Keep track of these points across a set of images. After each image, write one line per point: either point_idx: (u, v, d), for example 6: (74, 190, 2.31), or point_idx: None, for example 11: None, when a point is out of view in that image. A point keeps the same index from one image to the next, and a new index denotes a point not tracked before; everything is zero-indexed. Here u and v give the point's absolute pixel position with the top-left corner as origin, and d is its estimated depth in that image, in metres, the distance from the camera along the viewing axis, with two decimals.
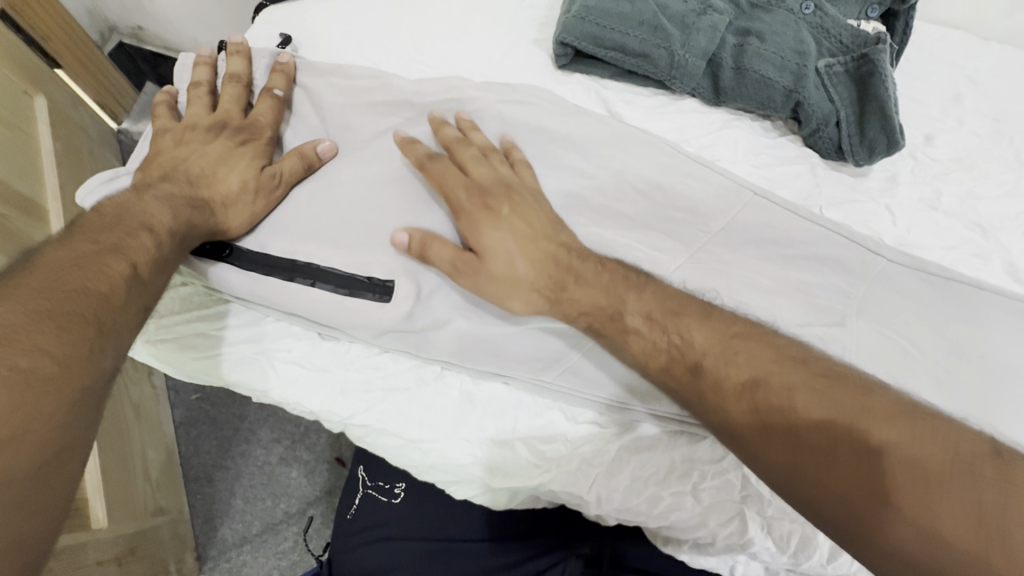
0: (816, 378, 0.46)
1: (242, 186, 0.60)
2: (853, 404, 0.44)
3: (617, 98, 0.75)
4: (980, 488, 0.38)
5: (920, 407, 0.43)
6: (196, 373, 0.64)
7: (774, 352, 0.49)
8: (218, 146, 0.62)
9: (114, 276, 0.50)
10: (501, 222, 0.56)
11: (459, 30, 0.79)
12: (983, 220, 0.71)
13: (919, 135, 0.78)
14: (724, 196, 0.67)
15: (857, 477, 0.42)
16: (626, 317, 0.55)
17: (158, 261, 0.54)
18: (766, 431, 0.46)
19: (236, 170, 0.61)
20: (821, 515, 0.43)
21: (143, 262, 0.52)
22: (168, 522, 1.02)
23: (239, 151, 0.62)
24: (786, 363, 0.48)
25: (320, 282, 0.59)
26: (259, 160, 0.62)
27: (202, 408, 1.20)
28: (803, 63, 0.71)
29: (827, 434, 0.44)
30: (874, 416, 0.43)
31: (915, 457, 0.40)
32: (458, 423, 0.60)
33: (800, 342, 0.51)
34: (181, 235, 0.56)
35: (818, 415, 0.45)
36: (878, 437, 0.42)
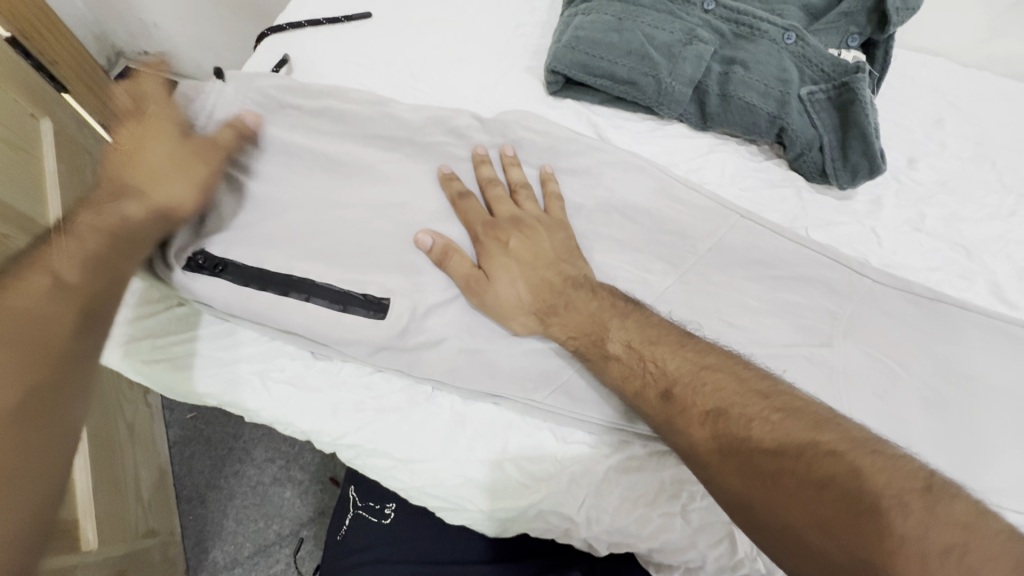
0: (773, 411, 0.47)
1: (183, 195, 0.60)
2: (809, 435, 0.45)
3: (607, 124, 0.78)
4: (925, 522, 0.38)
5: (873, 439, 0.44)
6: (190, 393, 0.64)
7: (740, 383, 0.50)
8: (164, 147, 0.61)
9: (37, 292, 0.51)
10: (507, 253, 0.61)
11: (454, 58, 0.82)
12: (967, 241, 0.73)
13: (902, 158, 0.80)
14: (711, 219, 0.68)
15: (819, 508, 0.41)
16: (608, 343, 0.56)
17: (90, 263, 0.54)
18: (729, 466, 0.47)
19: (178, 179, 0.60)
20: (782, 544, 0.43)
21: (68, 270, 0.53)
22: (159, 544, 1.01)
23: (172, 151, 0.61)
24: (749, 395, 0.49)
25: (315, 296, 0.60)
26: (207, 166, 0.62)
27: (197, 427, 1.20)
28: (786, 90, 0.73)
29: (786, 463, 0.44)
30: (828, 446, 0.44)
31: (870, 486, 0.41)
32: (448, 445, 0.59)
33: (769, 373, 0.51)
34: (120, 236, 0.57)
35: (775, 445, 0.45)
36: (833, 467, 0.42)
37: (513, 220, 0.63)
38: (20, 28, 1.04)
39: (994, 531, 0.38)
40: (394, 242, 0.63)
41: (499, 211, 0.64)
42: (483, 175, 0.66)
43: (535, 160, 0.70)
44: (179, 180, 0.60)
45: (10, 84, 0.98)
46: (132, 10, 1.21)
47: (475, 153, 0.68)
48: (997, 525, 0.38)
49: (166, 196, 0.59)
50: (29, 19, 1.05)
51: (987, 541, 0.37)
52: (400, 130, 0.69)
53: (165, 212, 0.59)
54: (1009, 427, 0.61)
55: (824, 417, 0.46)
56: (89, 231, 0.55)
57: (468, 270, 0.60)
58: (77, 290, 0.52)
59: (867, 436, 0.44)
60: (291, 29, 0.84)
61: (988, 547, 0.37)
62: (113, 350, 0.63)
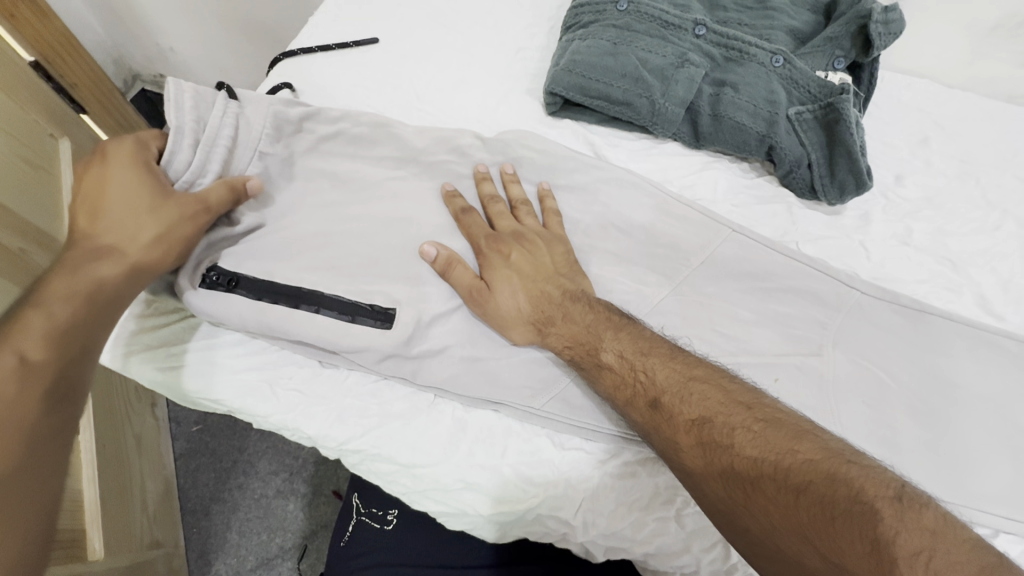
0: (757, 420, 0.48)
1: (137, 246, 0.57)
2: (787, 443, 0.46)
3: (603, 142, 0.81)
4: (895, 526, 0.38)
5: (843, 449, 0.45)
6: (200, 400, 0.66)
7: (725, 394, 0.51)
8: (132, 191, 0.57)
9: (1, 374, 0.47)
10: (509, 265, 0.64)
11: (457, 82, 0.86)
12: (953, 255, 0.75)
13: (889, 175, 0.82)
14: (703, 233, 0.71)
15: (789, 509, 0.43)
16: (601, 353, 0.58)
17: (53, 335, 0.51)
18: (712, 469, 0.49)
19: (137, 229, 0.57)
20: (764, 548, 0.45)
21: (33, 346, 0.49)
22: (163, 556, 1.02)
23: (158, 212, 0.58)
24: (733, 405, 0.50)
25: (326, 305, 0.62)
26: (179, 213, 0.58)
27: (202, 439, 1.22)
28: (774, 110, 0.76)
29: (763, 468, 0.46)
30: (801, 455, 0.45)
31: (833, 488, 0.42)
32: (449, 451, 0.61)
33: (755, 387, 0.53)
34: (96, 302, 0.54)
35: (757, 452, 0.47)
36: (802, 472, 0.44)
37: (515, 234, 0.66)
38: (42, 52, 1.09)
39: (962, 539, 0.38)
40: (400, 256, 0.66)
41: (500, 226, 0.67)
42: (485, 192, 0.70)
43: (534, 177, 0.74)
44: (141, 229, 0.57)
45: (32, 107, 1.02)
46: (150, 36, 1.27)
47: (476, 171, 0.71)
48: (964, 534, 0.38)
49: (127, 248, 0.56)
50: (50, 43, 1.10)
51: (953, 546, 0.37)
52: (405, 149, 0.72)
53: (122, 266, 0.56)
54: (993, 435, 0.62)
55: (804, 428, 0.48)
56: (55, 296, 0.52)
57: (471, 282, 0.62)
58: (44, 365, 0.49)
59: (839, 448, 0.45)
60: (301, 54, 0.88)
61: (954, 552, 0.37)
62: (132, 356, 0.65)
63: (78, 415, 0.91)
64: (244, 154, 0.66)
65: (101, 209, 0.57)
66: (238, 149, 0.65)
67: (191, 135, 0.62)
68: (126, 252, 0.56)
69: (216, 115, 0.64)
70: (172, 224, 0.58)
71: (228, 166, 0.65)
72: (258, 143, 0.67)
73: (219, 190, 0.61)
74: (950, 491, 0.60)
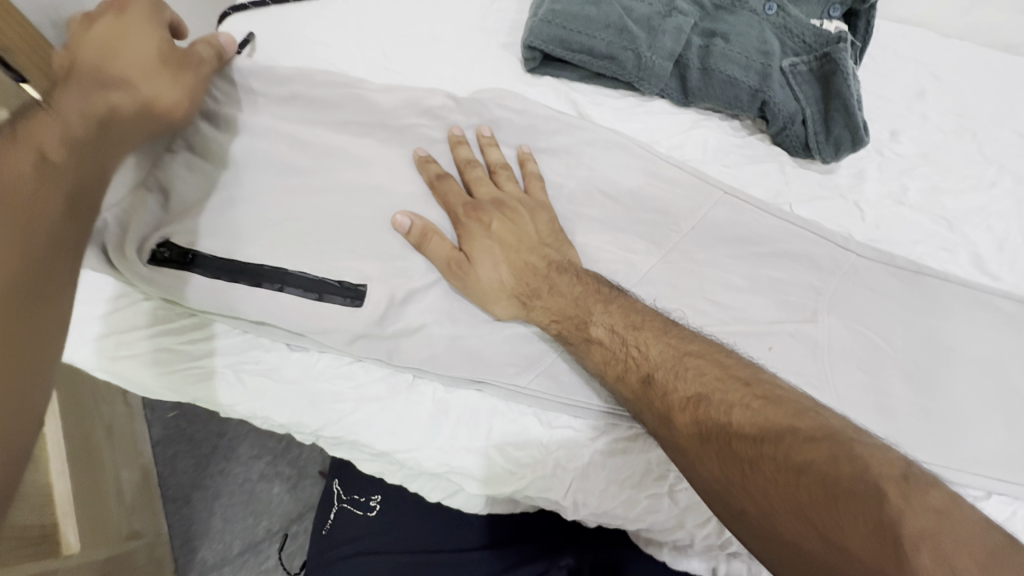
0: (757, 398, 0.46)
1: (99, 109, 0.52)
2: (789, 421, 0.44)
3: (586, 101, 0.75)
4: (901, 509, 0.36)
5: (846, 428, 0.43)
6: (162, 390, 0.60)
7: (722, 370, 0.49)
8: (101, 30, 0.55)
9: (24, 164, 0.45)
10: (490, 235, 0.59)
11: (427, 37, 0.79)
12: (949, 213, 0.72)
13: (884, 131, 0.79)
14: (694, 196, 0.67)
15: (788, 491, 0.41)
16: (590, 327, 0.55)
17: (74, 143, 0.49)
18: (709, 453, 0.46)
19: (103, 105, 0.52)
20: (760, 532, 0.43)
21: (54, 148, 0.48)
22: (143, 546, 0.99)
23: (130, 19, 0.56)
24: (730, 381, 0.48)
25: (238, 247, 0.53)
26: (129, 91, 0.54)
27: (179, 425, 1.16)
28: (767, 62, 0.71)
29: (763, 448, 0.43)
30: (801, 433, 0.42)
31: (830, 469, 0.39)
32: (431, 434, 0.58)
33: (753, 362, 0.50)
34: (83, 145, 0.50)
35: (755, 430, 0.44)
36: (801, 450, 0.41)
37: (495, 201, 0.62)
38: None
39: (971, 519, 0.36)
40: (369, 229, 0.60)
41: (478, 193, 0.63)
42: (461, 156, 0.65)
43: (514, 140, 0.68)
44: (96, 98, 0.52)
45: None
46: None
47: (451, 134, 0.65)
48: (972, 513, 0.36)
49: (110, 73, 0.54)
50: None
51: (961, 528, 0.36)
52: (372, 113, 0.66)
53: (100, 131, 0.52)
54: (984, 398, 0.62)
55: (805, 406, 0.46)
56: (72, 112, 0.51)
57: (448, 252, 0.58)
58: (65, 169, 0.48)
59: (843, 426, 0.42)
60: (252, 8, 0.80)
61: (962, 534, 0.35)
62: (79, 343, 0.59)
63: None
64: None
65: (78, 49, 0.54)
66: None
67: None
68: (113, 74, 0.54)
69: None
70: (144, 40, 0.56)
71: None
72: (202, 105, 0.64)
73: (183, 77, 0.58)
74: (944, 454, 0.59)
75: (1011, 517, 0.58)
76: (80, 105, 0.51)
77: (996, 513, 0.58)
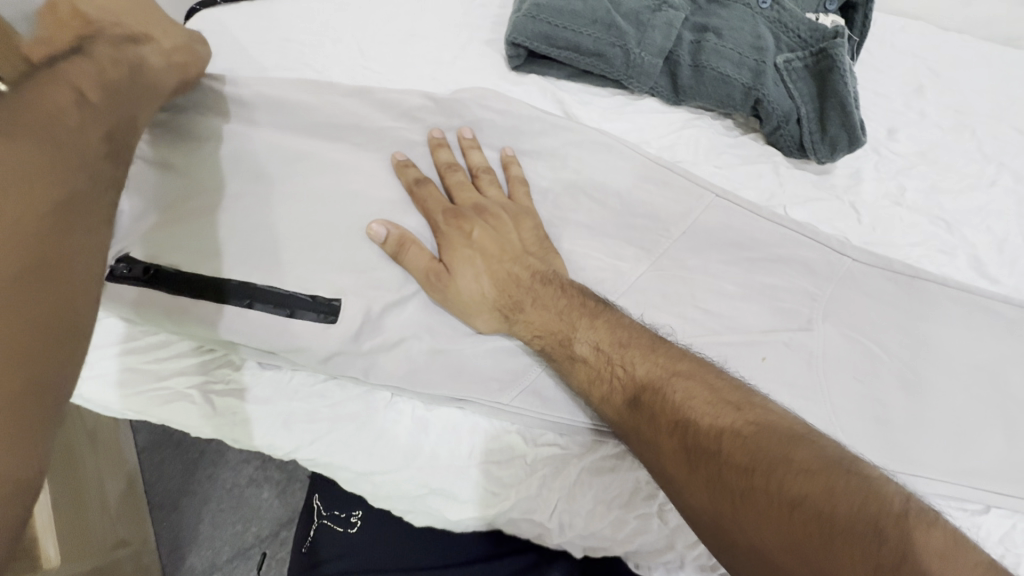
0: (748, 422, 0.44)
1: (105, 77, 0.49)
2: (781, 449, 0.41)
3: (573, 100, 0.72)
4: (903, 550, 0.35)
5: (842, 455, 0.41)
6: (129, 411, 0.58)
7: (713, 392, 0.46)
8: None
9: (63, 99, 0.45)
10: (471, 245, 0.57)
11: (406, 34, 0.75)
12: (947, 215, 0.70)
13: (881, 129, 0.76)
14: (685, 199, 0.64)
15: (780, 526, 0.39)
16: (575, 344, 0.52)
17: (109, 87, 0.49)
18: (698, 481, 0.44)
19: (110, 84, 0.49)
20: (753, 565, 0.41)
21: (89, 88, 0.47)
22: (131, 555, 0.92)
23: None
24: (720, 404, 0.45)
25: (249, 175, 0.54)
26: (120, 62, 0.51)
27: (166, 429, 1.09)
28: (761, 59, 0.69)
29: (754, 479, 0.41)
30: (795, 463, 0.40)
31: (825, 504, 0.38)
32: (411, 454, 0.56)
33: (744, 383, 0.48)
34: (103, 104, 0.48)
35: (746, 458, 0.42)
36: (794, 483, 0.40)
37: (476, 208, 0.59)
38: None
39: (973, 560, 0.35)
40: (344, 239, 0.57)
41: (459, 199, 0.60)
42: (441, 160, 0.62)
43: (496, 142, 0.65)
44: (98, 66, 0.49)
45: None
46: None
47: (431, 137, 0.63)
48: (974, 553, 0.35)
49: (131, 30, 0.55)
50: None
51: (963, 569, 0.34)
52: (347, 115, 0.63)
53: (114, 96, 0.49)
54: (983, 408, 0.60)
55: (799, 431, 0.43)
56: (104, 58, 0.50)
57: (427, 262, 0.55)
58: (102, 112, 0.47)
59: (838, 454, 0.41)
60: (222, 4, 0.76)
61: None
62: None
63: None
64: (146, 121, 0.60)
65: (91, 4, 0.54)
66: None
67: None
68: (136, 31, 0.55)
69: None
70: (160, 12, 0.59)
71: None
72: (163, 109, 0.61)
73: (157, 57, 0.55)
74: (943, 467, 0.57)
75: (1011, 531, 0.56)
76: (112, 53, 0.51)
77: (996, 528, 0.56)
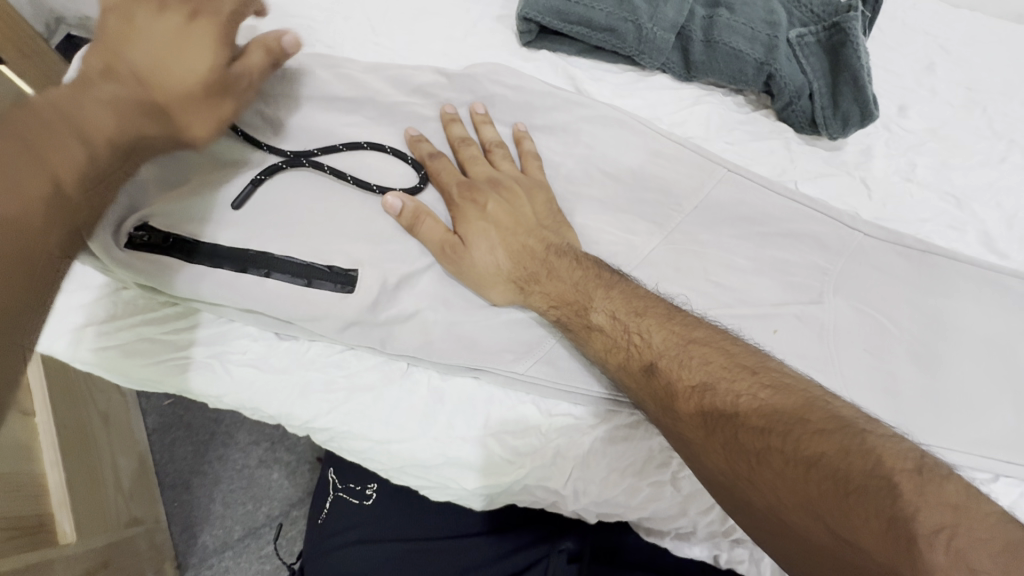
0: (765, 387, 0.44)
1: (222, 91, 0.53)
2: (797, 412, 0.42)
3: (584, 76, 0.72)
4: (916, 502, 0.36)
5: (857, 417, 0.42)
6: (148, 382, 0.58)
7: (728, 358, 0.47)
8: (196, 78, 0.52)
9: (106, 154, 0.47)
10: (485, 217, 0.57)
11: (417, 10, 0.75)
12: (957, 190, 0.70)
13: (893, 106, 0.76)
14: (697, 173, 0.65)
15: (798, 486, 0.40)
16: (591, 313, 0.53)
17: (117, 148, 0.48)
18: (715, 444, 0.45)
19: (195, 65, 0.52)
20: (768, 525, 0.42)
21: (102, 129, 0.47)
22: (144, 533, 0.93)
23: (207, 57, 0.53)
24: (737, 369, 0.46)
25: (356, 179, 0.59)
26: (214, 67, 0.53)
27: (177, 412, 1.09)
28: (773, 34, 0.69)
29: (771, 440, 0.42)
30: (813, 424, 0.41)
31: (842, 463, 0.39)
32: (428, 423, 0.56)
33: (759, 349, 0.49)
34: (122, 144, 0.48)
35: (763, 422, 0.43)
36: (813, 441, 0.41)
37: (490, 181, 0.59)
38: None
39: (985, 512, 0.36)
40: (360, 213, 0.58)
41: (473, 172, 0.60)
42: (454, 135, 0.62)
43: (508, 118, 0.66)
44: (215, 109, 0.53)
45: None
46: None
47: (443, 112, 0.63)
48: (986, 506, 0.36)
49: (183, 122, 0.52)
50: None
51: (976, 522, 0.36)
52: (360, 90, 0.63)
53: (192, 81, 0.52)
54: (992, 380, 0.60)
55: (814, 394, 0.44)
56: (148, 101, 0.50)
57: (442, 232, 0.56)
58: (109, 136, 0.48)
59: (852, 415, 0.42)
60: None
61: (978, 528, 0.35)
62: (56, 335, 0.56)
63: (31, 397, 0.78)
64: None
65: (176, 82, 0.51)
66: None
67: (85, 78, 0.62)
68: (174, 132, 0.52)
69: None
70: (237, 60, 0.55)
71: None
72: None
73: (258, 54, 0.56)
74: (953, 436, 0.58)
75: (1018, 500, 0.57)
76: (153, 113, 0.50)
77: (1004, 496, 0.57)
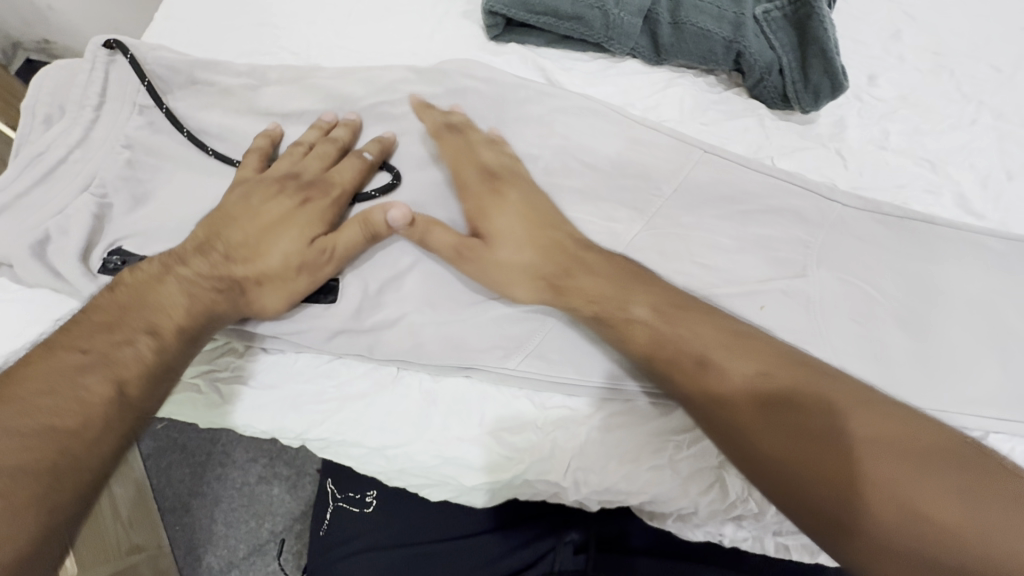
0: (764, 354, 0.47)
1: (298, 270, 0.54)
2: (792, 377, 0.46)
3: (555, 67, 0.71)
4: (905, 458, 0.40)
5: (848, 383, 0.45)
6: None
7: (729, 330, 0.50)
8: (279, 275, 0.54)
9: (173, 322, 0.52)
10: (509, 211, 0.56)
11: (381, 11, 0.74)
12: (931, 155, 0.71)
13: (862, 76, 0.76)
14: (674, 156, 0.65)
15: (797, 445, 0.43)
16: (632, 309, 0.52)
17: (190, 310, 0.52)
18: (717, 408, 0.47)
19: (286, 240, 0.54)
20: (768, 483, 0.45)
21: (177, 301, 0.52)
22: (147, 560, 0.92)
23: (296, 215, 0.55)
24: (737, 340, 0.49)
25: None
26: (301, 243, 0.54)
27: (170, 435, 1.07)
28: (740, 11, 0.68)
29: (771, 402, 0.45)
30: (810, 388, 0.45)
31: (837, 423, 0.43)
32: (423, 426, 0.56)
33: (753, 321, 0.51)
34: (193, 334, 0.52)
35: (763, 387, 0.46)
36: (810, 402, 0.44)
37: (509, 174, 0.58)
38: None
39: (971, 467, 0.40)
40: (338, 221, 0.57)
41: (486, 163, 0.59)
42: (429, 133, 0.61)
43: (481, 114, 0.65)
44: (292, 289, 0.54)
45: None
46: None
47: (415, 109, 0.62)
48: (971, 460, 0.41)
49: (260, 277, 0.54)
50: None
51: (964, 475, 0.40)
52: (330, 97, 0.63)
53: (275, 287, 0.54)
54: (978, 339, 0.61)
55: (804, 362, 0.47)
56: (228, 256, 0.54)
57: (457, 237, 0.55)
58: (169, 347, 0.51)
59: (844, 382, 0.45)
60: None
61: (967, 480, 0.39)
62: None
63: None
64: (119, 108, 0.61)
65: (258, 257, 0.54)
66: (113, 105, 0.61)
67: (47, 104, 0.62)
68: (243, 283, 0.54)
69: (81, 73, 0.61)
70: (316, 263, 0.54)
71: (96, 129, 0.61)
72: (137, 97, 0.62)
73: (355, 228, 0.54)
74: (942, 397, 0.59)
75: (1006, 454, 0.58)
76: (228, 271, 0.54)
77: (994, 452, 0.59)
